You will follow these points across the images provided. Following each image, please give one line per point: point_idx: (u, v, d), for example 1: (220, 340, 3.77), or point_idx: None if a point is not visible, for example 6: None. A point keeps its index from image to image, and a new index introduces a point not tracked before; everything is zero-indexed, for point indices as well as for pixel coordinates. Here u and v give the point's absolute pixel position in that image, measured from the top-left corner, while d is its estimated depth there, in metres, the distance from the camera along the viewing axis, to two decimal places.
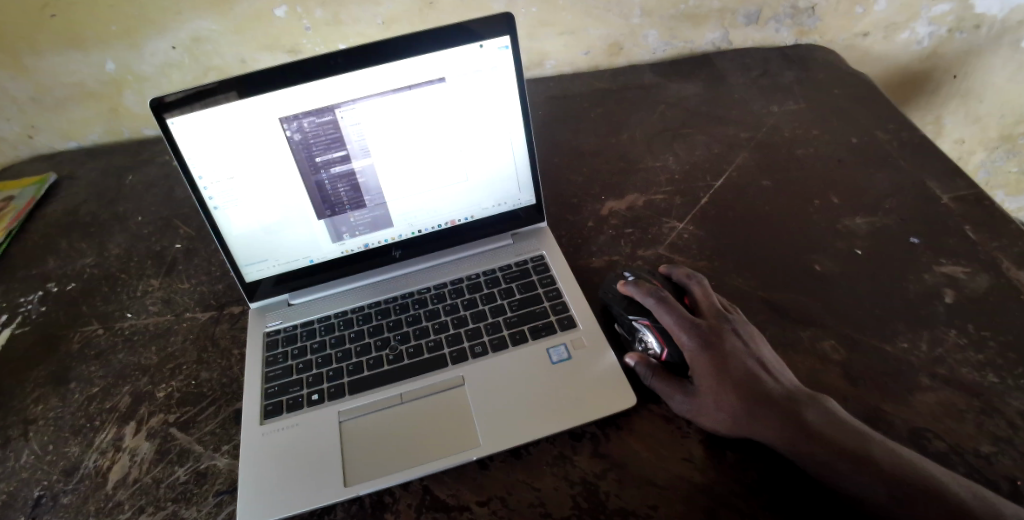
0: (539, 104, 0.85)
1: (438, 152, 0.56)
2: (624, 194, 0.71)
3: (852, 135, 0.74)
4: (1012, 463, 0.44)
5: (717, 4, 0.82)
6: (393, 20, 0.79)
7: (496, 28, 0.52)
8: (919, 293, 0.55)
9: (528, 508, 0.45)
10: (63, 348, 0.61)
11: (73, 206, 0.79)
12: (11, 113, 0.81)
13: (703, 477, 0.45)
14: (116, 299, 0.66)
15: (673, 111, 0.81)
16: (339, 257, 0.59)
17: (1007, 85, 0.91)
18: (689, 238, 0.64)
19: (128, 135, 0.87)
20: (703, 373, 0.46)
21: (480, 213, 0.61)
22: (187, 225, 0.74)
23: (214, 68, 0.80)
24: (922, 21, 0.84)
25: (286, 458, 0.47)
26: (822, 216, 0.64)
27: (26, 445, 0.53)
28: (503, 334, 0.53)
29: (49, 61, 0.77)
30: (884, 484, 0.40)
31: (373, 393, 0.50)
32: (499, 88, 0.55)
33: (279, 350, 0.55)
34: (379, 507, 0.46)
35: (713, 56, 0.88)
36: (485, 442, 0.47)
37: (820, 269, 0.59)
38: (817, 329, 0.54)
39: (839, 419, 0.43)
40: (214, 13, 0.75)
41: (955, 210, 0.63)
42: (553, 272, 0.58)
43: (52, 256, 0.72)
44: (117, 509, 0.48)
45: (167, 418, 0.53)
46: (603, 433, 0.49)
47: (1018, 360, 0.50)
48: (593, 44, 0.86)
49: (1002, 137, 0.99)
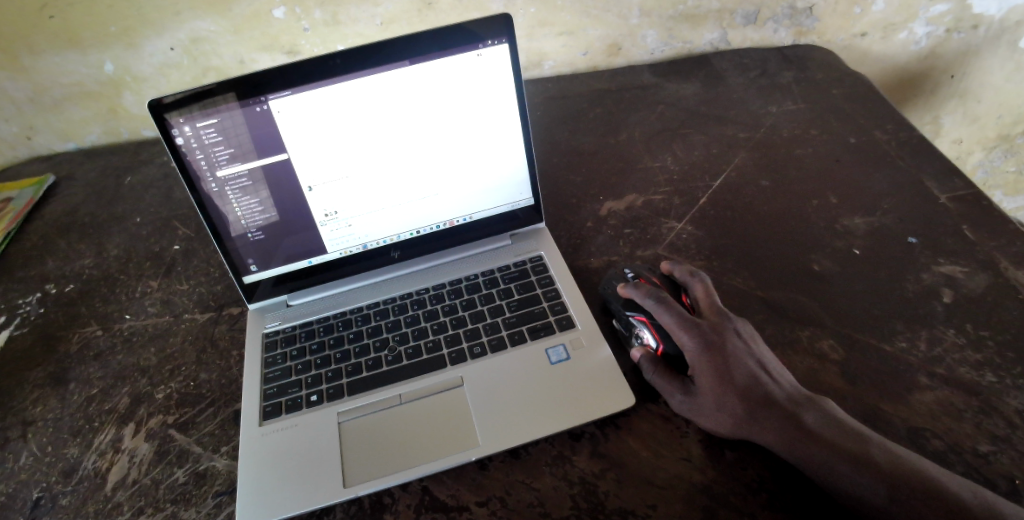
0: (538, 105, 0.85)
1: (437, 154, 0.56)
2: (623, 194, 0.71)
3: (850, 135, 0.74)
4: (1010, 462, 0.44)
5: (716, 4, 0.83)
6: (392, 20, 0.79)
7: (496, 29, 0.52)
8: (918, 293, 0.56)
9: (528, 508, 0.45)
10: (62, 349, 0.61)
11: (72, 206, 0.79)
12: (9, 114, 0.81)
13: (703, 476, 0.45)
14: (115, 300, 0.66)
15: (671, 111, 0.82)
16: (339, 257, 0.59)
17: (1005, 84, 0.91)
18: (687, 238, 0.64)
19: (127, 136, 0.87)
20: (704, 373, 0.46)
21: (478, 213, 0.61)
22: (186, 226, 0.74)
23: (212, 69, 0.80)
24: (920, 22, 0.85)
25: (286, 458, 0.47)
26: (820, 216, 0.64)
27: (25, 446, 0.53)
28: (502, 335, 0.54)
29: (48, 62, 0.77)
30: (883, 483, 0.40)
31: (373, 393, 0.50)
32: (498, 89, 0.55)
33: (278, 351, 0.55)
34: (378, 507, 0.46)
35: (711, 56, 0.88)
36: (484, 443, 0.47)
37: (818, 268, 0.59)
38: (816, 328, 0.54)
39: (837, 419, 0.44)
40: (212, 13, 0.75)
41: (953, 209, 0.63)
42: (552, 272, 0.59)
43: (51, 257, 0.72)
44: (116, 510, 0.48)
45: (166, 419, 0.53)
46: (601, 432, 0.49)
47: (1016, 359, 0.50)
48: (591, 44, 0.86)
49: (1000, 137, 0.99)
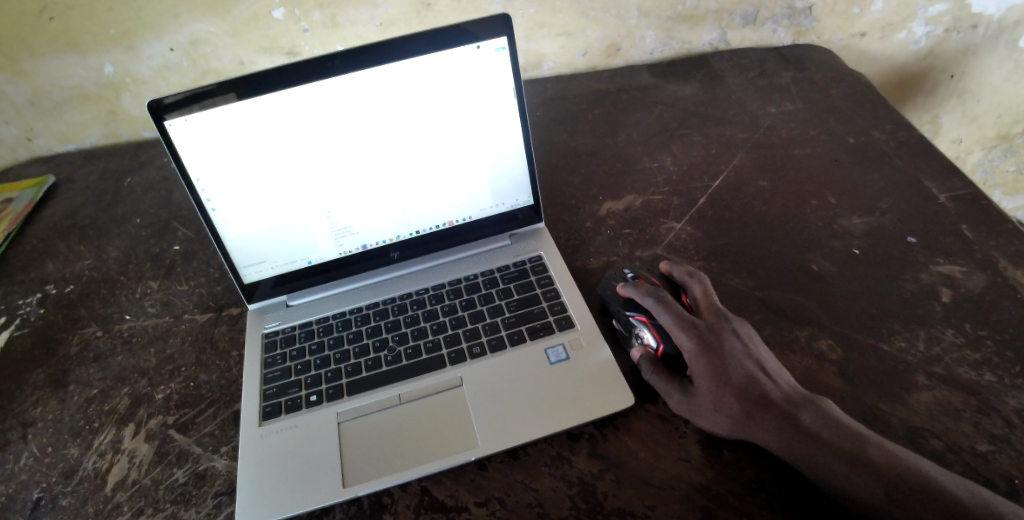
0: (537, 105, 0.85)
1: (436, 154, 0.56)
2: (622, 194, 0.71)
3: (849, 135, 0.74)
4: (1009, 461, 0.44)
5: (715, 4, 0.83)
6: (391, 22, 0.79)
7: (495, 29, 0.52)
8: (917, 292, 0.56)
9: (526, 508, 0.45)
10: (62, 351, 0.61)
11: (72, 208, 0.79)
12: (9, 116, 0.81)
13: (701, 476, 0.45)
14: (115, 301, 0.66)
15: (670, 111, 0.82)
16: (338, 258, 0.59)
17: (1004, 84, 0.91)
18: (686, 239, 0.64)
19: (127, 138, 0.87)
20: (702, 373, 0.46)
21: (478, 214, 0.61)
22: (186, 227, 0.74)
23: (212, 70, 0.80)
24: (918, 22, 0.85)
25: (285, 459, 0.47)
26: (819, 216, 0.64)
27: (25, 448, 0.53)
28: (502, 335, 0.54)
29: (47, 64, 0.77)
30: (882, 484, 0.40)
31: (372, 394, 0.50)
32: (497, 89, 0.55)
33: (278, 351, 0.55)
34: (378, 507, 0.46)
35: (710, 57, 0.88)
36: (483, 443, 0.47)
37: (817, 268, 0.59)
38: (815, 328, 0.54)
39: (835, 418, 0.44)
40: (212, 15, 0.75)
41: (951, 209, 0.63)
42: (551, 272, 0.59)
43: (51, 259, 0.72)
44: (116, 511, 0.48)
45: (166, 420, 0.53)
46: (600, 432, 0.49)
47: (1014, 358, 0.50)
48: (590, 45, 0.86)
49: (999, 137, 0.99)
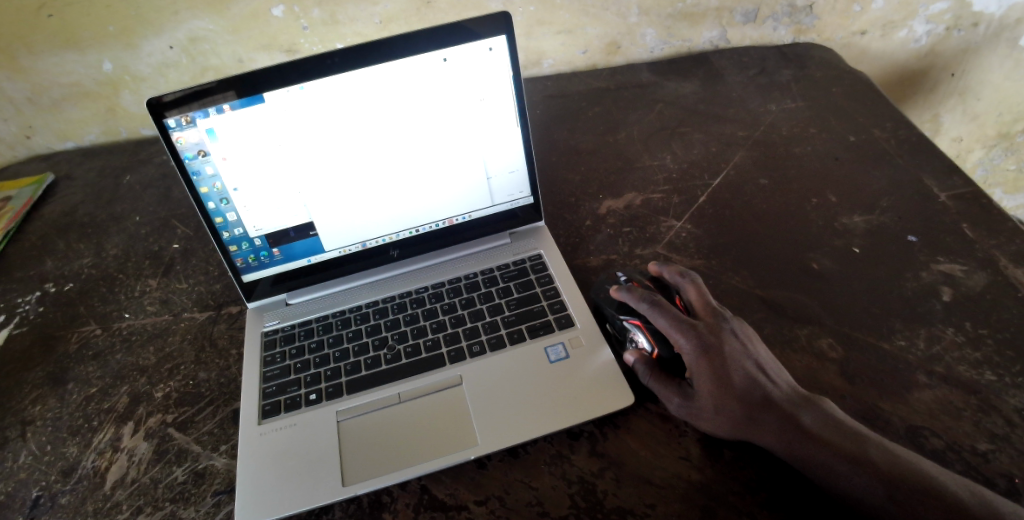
0: (537, 104, 0.85)
1: (436, 153, 0.56)
2: (622, 193, 0.71)
3: (849, 133, 0.74)
4: (1009, 460, 0.44)
5: (715, 3, 0.83)
6: (391, 19, 0.79)
7: (496, 27, 0.52)
8: (917, 291, 0.56)
9: (526, 507, 0.45)
10: (61, 348, 0.61)
11: (71, 206, 0.79)
12: (8, 114, 0.81)
13: (701, 475, 0.45)
14: (114, 299, 0.66)
15: (670, 110, 0.81)
16: (338, 257, 0.59)
17: (1005, 82, 0.91)
18: (686, 237, 0.64)
19: (126, 135, 0.87)
20: (702, 376, 0.45)
21: (477, 212, 0.61)
22: (185, 225, 0.74)
23: (211, 68, 0.80)
24: (919, 19, 0.85)
25: (286, 458, 0.47)
26: (819, 215, 0.64)
27: (24, 445, 0.53)
28: (502, 334, 0.53)
29: (46, 61, 0.77)
30: (882, 483, 0.40)
31: (372, 392, 0.50)
32: (496, 87, 0.55)
33: (277, 350, 0.55)
34: (377, 506, 0.46)
35: (710, 55, 0.88)
36: (484, 442, 0.47)
37: (818, 267, 0.59)
38: (815, 327, 0.54)
39: (836, 418, 0.44)
40: (212, 13, 0.75)
41: (952, 208, 0.63)
42: (551, 271, 0.58)
43: (50, 257, 0.72)
44: (116, 509, 0.48)
45: (165, 419, 0.53)
46: (600, 431, 0.49)
47: (1015, 358, 0.50)
48: (590, 43, 0.86)
49: (1000, 136, 0.99)
